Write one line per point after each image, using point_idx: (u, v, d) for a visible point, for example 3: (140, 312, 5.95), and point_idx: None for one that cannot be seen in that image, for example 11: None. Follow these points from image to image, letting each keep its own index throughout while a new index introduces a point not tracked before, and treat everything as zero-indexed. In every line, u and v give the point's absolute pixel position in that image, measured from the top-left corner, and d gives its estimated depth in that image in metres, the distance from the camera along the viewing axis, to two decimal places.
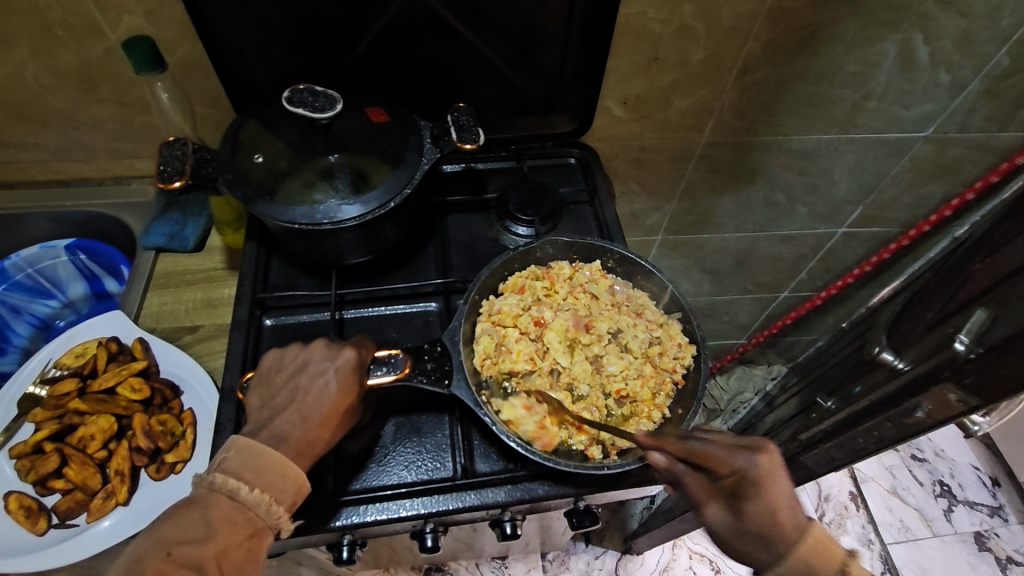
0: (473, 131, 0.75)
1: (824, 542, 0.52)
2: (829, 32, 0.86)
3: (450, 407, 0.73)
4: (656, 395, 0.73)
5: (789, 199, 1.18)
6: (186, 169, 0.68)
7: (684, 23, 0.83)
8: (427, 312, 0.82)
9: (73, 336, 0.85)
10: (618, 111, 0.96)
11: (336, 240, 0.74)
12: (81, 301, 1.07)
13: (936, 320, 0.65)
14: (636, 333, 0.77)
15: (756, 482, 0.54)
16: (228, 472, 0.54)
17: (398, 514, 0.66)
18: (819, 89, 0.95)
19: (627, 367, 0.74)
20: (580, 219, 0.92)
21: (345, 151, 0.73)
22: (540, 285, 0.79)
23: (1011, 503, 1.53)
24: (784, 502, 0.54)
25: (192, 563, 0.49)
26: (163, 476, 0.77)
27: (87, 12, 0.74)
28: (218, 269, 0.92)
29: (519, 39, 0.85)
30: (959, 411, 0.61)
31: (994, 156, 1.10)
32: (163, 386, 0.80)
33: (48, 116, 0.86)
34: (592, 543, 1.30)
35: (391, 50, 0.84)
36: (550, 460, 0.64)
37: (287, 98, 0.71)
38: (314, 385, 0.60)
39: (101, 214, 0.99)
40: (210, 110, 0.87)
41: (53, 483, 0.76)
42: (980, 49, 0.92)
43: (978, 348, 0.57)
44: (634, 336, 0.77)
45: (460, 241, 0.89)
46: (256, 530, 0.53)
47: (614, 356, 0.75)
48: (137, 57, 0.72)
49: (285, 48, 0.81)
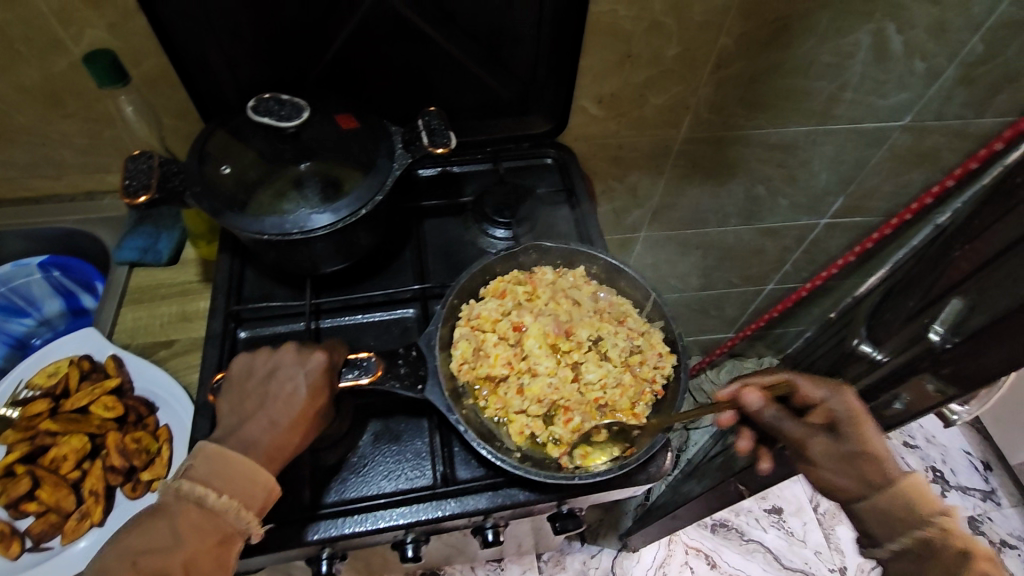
0: (445, 134, 0.74)
1: (915, 488, 0.60)
2: (802, 24, 0.86)
3: (429, 413, 0.73)
4: (635, 405, 0.72)
5: (770, 191, 1.18)
6: (152, 183, 0.66)
7: (655, 19, 0.83)
8: (405, 319, 0.81)
9: (46, 355, 0.84)
10: (595, 110, 0.95)
11: (309, 249, 0.73)
12: (58, 318, 1.06)
13: (918, 309, 0.62)
14: (616, 341, 0.76)
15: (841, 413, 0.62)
16: (195, 479, 0.53)
17: (378, 525, 0.65)
18: (794, 81, 0.95)
19: (605, 376, 0.73)
20: (559, 221, 0.91)
21: (315, 159, 0.73)
22: (521, 290, 0.78)
23: (1003, 487, 1.54)
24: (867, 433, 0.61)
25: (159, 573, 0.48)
26: (139, 495, 0.76)
27: (47, 26, 0.72)
28: (193, 282, 0.91)
29: (491, 41, 0.85)
30: (936, 402, 0.61)
31: (972, 142, 1.10)
32: (138, 403, 0.80)
33: (13, 133, 0.84)
34: (588, 542, 1.29)
35: (362, 55, 0.83)
36: (522, 469, 0.64)
37: (252, 107, 0.70)
38: (284, 391, 0.59)
39: (74, 229, 0.97)
40: (179, 122, 0.86)
41: (26, 507, 0.74)
42: (953, 36, 0.91)
43: (953, 339, 0.57)
44: (614, 345, 0.76)
45: (438, 245, 0.88)
46: (225, 536, 0.52)
47: (593, 364, 0.74)
48: (100, 72, 0.71)
49: (253, 58, 0.80)
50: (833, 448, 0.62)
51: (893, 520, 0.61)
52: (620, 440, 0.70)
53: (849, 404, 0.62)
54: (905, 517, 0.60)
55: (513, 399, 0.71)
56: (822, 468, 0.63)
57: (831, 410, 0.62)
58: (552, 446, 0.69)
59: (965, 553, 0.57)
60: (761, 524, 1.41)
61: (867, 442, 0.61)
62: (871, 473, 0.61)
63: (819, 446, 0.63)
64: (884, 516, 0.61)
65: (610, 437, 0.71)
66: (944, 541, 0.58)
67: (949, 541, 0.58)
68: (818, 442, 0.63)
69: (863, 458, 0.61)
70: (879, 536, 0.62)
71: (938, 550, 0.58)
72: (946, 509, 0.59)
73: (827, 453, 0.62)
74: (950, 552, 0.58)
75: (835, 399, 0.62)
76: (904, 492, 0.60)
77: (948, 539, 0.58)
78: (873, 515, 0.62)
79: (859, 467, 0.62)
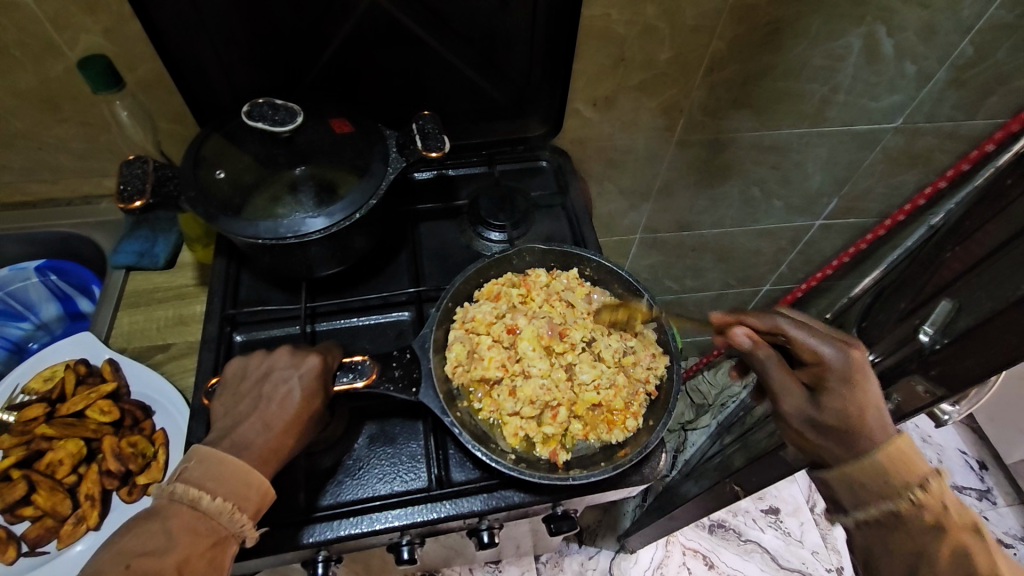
0: (438, 138, 0.74)
1: (900, 458, 0.56)
2: (794, 28, 0.86)
3: (424, 415, 0.73)
4: (629, 405, 0.72)
5: (764, 193, 1.18)
6: (146, 188, 0.67)
7: (648, 23, 0.83)
8: (400, 322, 0.81)
9: (42, 359, 0.85)
10: (589, 113, 0.95)
11: (305, 253, 0.73)
12: (55, 322, 1.06)
13: (907, 310, 0.64)
14: (609, 342, 0.76)
15: (837, 373, 0.57)
16: (189, 481, 0.53)
17: (373, 528, 0.65)
18: (787, 84, 0.95)
19: (599, 376, 0.74)
20: (553, 224, 0.91)
21: (310, 163, 0.72)
22: (515, 293, 0.78)
23: (998, 486, 1.55)
24: (860, 398, 0.56)
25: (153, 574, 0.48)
26: (135, 498, 0.76)
27: (42, 31, 0.73)
28: (189, 286, 0.91)
29: (485, 45, 0.85)
30: (926, 402, 0.61)
31: (964, 144, 1.11)
32: (134, 407, 0.80)
33: (9, 138, 0.85)
34: (586, 543, 1.30)
35: (357, 59, 0.83)
36: (517, 470, 0.64)
37: (246, 112, 0.70)
38: (278, 393, 0.59)
39: (70, 233, 0.98)
40: (175, 126, 0.86)
41: (22, 511, 0.75)
42: (943, 39, 0.92)
43: (942, 339, 0.56)
44: (607, 346, 0.76)
45: (433, 248, 0.88)
46: (219, 538, 0.52)
47: (587, 364, 0.75)
48: (95, 77, 0.71)
49: (248, 62, 0.80)
50: (809, 408, 0.58)
51: (861, 487, 0.57)
52: (611, 441, 0.71)
53: (849, 364, 0.57)
54: (877, 485, 0.56)
55: (507, 400, 0.71)
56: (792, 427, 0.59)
57: (827, 368, 0.58)
58: (544, 445, 0.70)
59: (938, 526, 0.54)
60: (759, 524, 1.41)
61: (857, 408, 0.56)
62: (852, 439, 0.57)
63: (795, 403, 0.59)
64: (854, 484, 0.57)
65: (601, 439, 0.71)
66: (914, 512, 0.55)
67: (922, 513, 0.55)
68: (795, 399, 0.59)
69: (843, 425, 0.57)
70: (845, 504, 0.59)
71: (907, 521, 0.55)
72: (927, 478, 0.55)
73: (801, 412, 0.59)
74: (921, 524, 0.55)
75: (835, 356, 0.57)
76: (881, 463, 0.56)
77: (920, 511, 0.55)
78: (843, 484, 0.58)
79: (833, 434, 0.58)
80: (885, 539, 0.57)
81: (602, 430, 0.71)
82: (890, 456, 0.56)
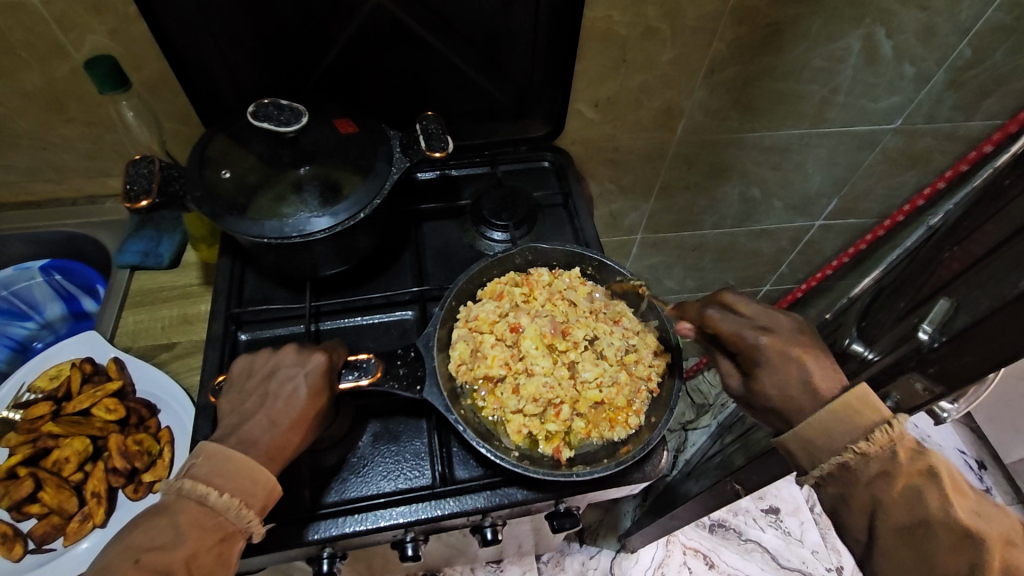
0: (442, 139, 0.75)
1: (842, 414, 0.55)
2: (793, 29, 0.87)
3: (427, 413, 0.74)
4: (630, 403, 0.73)
5: (764, 193, 1.19)
6: (152, 187, 0.66)
7: (649, 25, 0.84)
8: (403, 321, 0.82)
9: (47, 358, 0.85)
10: (591, 114, 0.96)
11: (309, 253, 0.74)
12: (59, 322, 1.06)
13: (907, 310, 0.65)
14: (611, 341, 0.77)
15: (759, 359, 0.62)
16: (196, 478, 0.54)
17: (378, 525, 0.66)
18: (787, 85, 0.96)
19: (601, 374, 0.74)
20: (554, 223, 0.92)
21: (315, 163, 0.73)
22: (518, 292, 0.79)
23: (997, 486, 1.55)
24: (782, 381, 0.60)
25: (161, 569, 0.49)
26: (141, 496, 0.77)
27: (48, 31, 0.73)
28: (194, 285, 0.92)
29: (488, 46, 0.86)
30: (925, 400, 0.61)
31: (963, 144, 1.11)
32: (139, 406, 0.80)
33: (15, 138, 0.85)
34: (587, 543, 1.31)
35: (361, 59, 0.84)
36: (521, 466, 0.65)
37: (252, 113, 0.70)
38: (284, 390, 0.60)
39: (75, 233, 0.98)
40: (180, 126, 0.87)
41: (28, 509, 0.75)
42: (942, 41, 0.93)
43: (939, 338, 0.58)
44: (610, 344, 0.76)
45: (436, 248, 0.89)
46: (226, 534, 0.53)
47: (589, 363, 0.75)
48: (101, 77, 0.72)
49: (252, 62, 0.81)
50: (745, 391, 0.64)
51: (812, 448, 0.57)
52: (614, 439, 0.72)
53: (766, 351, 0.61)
54: (826, 442, 0.56)
55: (511, 398, 0.72)
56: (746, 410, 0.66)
57: (751, 356, 0.63)
58: (547, 442, 0.70)
59: (887, 472, 0.54)
60: (759, 524, 1.41)
61: (778, 390, 0.60)
62: (786, 416, 0.60)
63: (736, 386, 0.65)
64: (809, 445, 0.57)
65: (603, 436, 0.72)
66: (862, 462, 0.55)
67: (870, 461, 0.55)
68: (736, 382, 0.65)
69: (775, 405, 0.61)
70: (805, 466, 0.58)
71: (858, 471, 0.55)
72: (873, 427, 0.54)
73: (742, 394, 0.65)
74: (872, 472, 0.55)
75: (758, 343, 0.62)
76: (825, 419, 0.56)
77: (867, 460, 0.55)
78: (797, 446, 0.58)
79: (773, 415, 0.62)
80: (844, 493, 0.56)
81: (604, 428, 0.72)
82: (829, 413, 0.56)
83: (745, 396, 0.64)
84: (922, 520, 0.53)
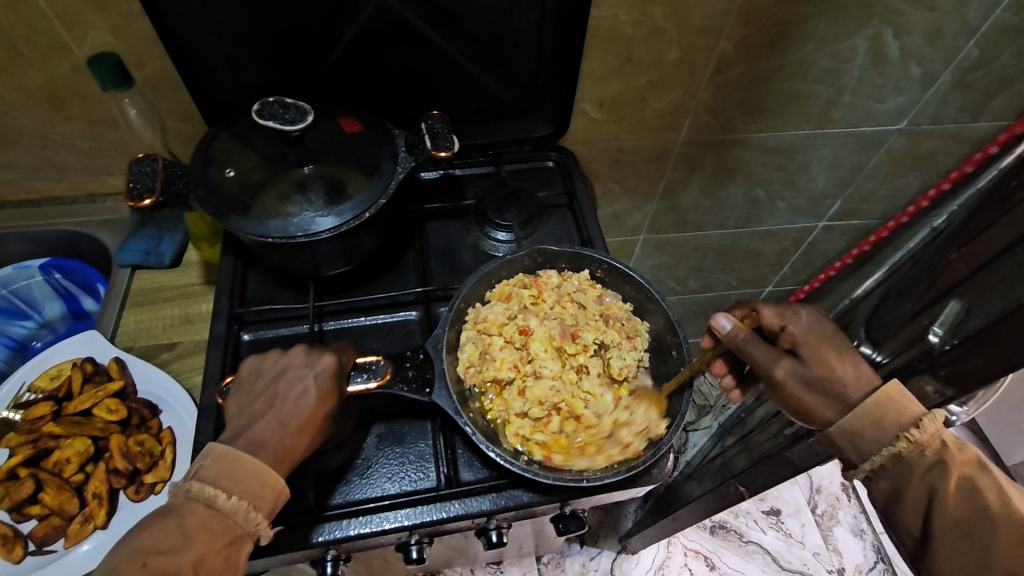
0: (448, 138, 0.74)
1: (892, 400, 0.56)
2: (800, 29, 0.87)
3: (432, 415, 0.73)
4: (611, 443, 0.69)
5: (768, 194, 1.19)
6: (156, 186, 0.66)
7: (656, 24, 0.84)
8: (408, 321, 0.81)
9: (48, 357, 0.84)
10: (596, 113, 0.96)
11: (313, 252, 0.73)
12: (59, 321, 1.05)
13: (914, 311, 0.64)
14: (620, 355, 0.76)
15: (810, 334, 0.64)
16: (204, 480, 0.53)
17: (382, 527, 0.65)
18: (793, 85, 0.95)
19: (595, 395, 0.73)
20: (560, 223, 0.91)
21: (320, 162, 0.72)
22: (527, 294, 0.78)
23: None
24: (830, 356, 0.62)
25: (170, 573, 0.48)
26: (143, 497, 0.76)
27: (51, 28, 0.72)
28: (196, 285, 0.91)
29: (493, 44, 0.85)
30: (936, 403, 0.61)
31: (968, 146, 1.11)
32: (141, 406, 0.79)
33: (15, 135, 0.84)
34: (588, 544, 1.30)
35: (366, 58, 0.83)
36: (530, 471, 0.64)
37: (257, 111, 0.70)
38: (292, 392, 0.59)
39: (75, 232, 0.97)
40: (182, 124, 0.86)
41: (29, 510, 0.75)
42: (949, 42, 0.93)
43: (952, 339, 0.57)
44: (619, 357, 0.75)
45: (441, 249, 0.88)
46: (234, 537, 0.52)
47: (591, 375, 0.74)
48: (104, 73, 0.71)
49: (256, 60, 0.80)
50: (797, 370, 0.62)
51: (858, 440, 0.58)
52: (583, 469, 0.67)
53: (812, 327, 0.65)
54: (873, 434, 0.57)
55: (514, 397, 0.72)
56: (788, 392, 0.62)
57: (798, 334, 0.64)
58: (534, 445, 0.69)
59: (942, 464, 0.56)
60: (760, 525, 1.41)
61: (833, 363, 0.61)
62: (835, 391, 0.60)
63: (784, 368, 0.62)
64: (855, 437, 0.59)
65: (573, 464, 0.67)
66: (913, 454, 0.56)
67: (923, 450, 0.56)
68: (782, 366, 0.63)
69: (825, 381, 0.60)
70: (853, 459, 0.60)
71: (911, 462, 0.57)
72: (919, 419, 0.56)
73: (790, 376, 0.62)
74: (925, 461, 0.57)
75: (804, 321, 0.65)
76: (870, 408, 0.57)
77: (919, 451, 0.56)
78: (843, 439, 0.59)
79: (824, 387, 0.60)
80: (898, 485, 0.59)
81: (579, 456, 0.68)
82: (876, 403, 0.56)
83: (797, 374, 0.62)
84: (981, 514, 0.56)
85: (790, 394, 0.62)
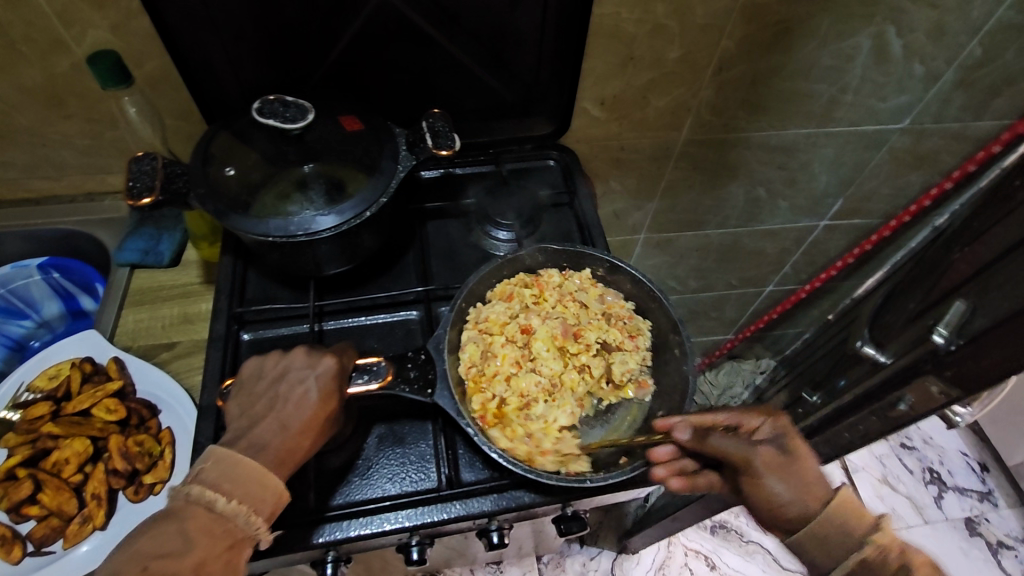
0: (449, 136, 0.74)
1: (848, 506, 0.58)
2: (803, 28, 0.86)
3: (433, 415, 0.73)
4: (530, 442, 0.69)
5: (770, 193, 1.18)
6: (155, 184, 0.66)
7: (658, 22, 0.83)
8: (409, 321, 0.81)
9: (46, 357, 0.84)
10: (597, 112, 0.95)
11: (313, 251, 0.72)
12: (57, 320, 1.05)
13: (919, 310, 0.64)
14: (623, 361, 0.75)
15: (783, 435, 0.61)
16: (205, 483, 0.53)
17: (383, 528, 0.65)
18: (795, 84, 0.95)
19: (568, 404, 0.72)
20: (560, 222, 0.91)
21: (320, 161, 0.72)
22: (528, 293, 0.78)
23: (1000, 488, 1.54)
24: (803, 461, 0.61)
25: None
26: (142, 498, 0.76)
27: (50, 26, 0.72)
28: (195, 284, 0.91)
29: (494, 43, 0.85)
30: (941, 404, 0.60)
31: (971, 145, 1.10)
32: (140, 406, 0.79)
33: (13, 134, 0.84)
34: (588, 544, 1.29)
35: (366, 57, 0.83)
36: (533, 471, 0.63)
37: (257, 109, 0.69)
38: (294, 394, 0.59)
39: (74, 231, 0.97)
40: (182, 123, 0.86)
41: (27, 510, 0.74)
42: (952, 40, 0.92)
43: (958, 340, 0.56)
44: (621, 365, 0.75)
45: (441, 248, 0.88)
46: (235, 540, 0.52)
47: (584, 380, 0.74)
48: (103, 71, 0.70)
49: (256, 59, 0.80)
50: (778, 462, 0.59)
51: (823, 548, 0.58)
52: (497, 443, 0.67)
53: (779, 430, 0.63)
54: (840, 537, 0.58)
55: (505, 376, 0.72)
56: (766, 482, 0.59)
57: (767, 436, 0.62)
58: (484, 408, 0.69)
59: (907, 566, 0.56)
60: None
61: (805, 466, 0.60)
62: (802, 482, 0.59)
63: (765, 456, 0.60)
64: (822, 543, 0.58)
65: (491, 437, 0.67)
66: (880, 558, 0.57)
67: (886, 554, 0.57)
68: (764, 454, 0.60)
69: (797, 479, 0.60)
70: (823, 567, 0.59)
71: (878, 567, 0.57)
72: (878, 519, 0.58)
73: (772, 465, 0.59)
74: (891, 567, 0.57)
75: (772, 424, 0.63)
76: (831, 517, 0.58)
77: (884, 553, 0.57)
78: (813, 544, 0.58)
79: (794, 482, 0.59)
80: None
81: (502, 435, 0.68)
82: (838, 508, 0.58)
83: (781, 465, 0.59)
84: None
85: (767, 481, 0.59)
